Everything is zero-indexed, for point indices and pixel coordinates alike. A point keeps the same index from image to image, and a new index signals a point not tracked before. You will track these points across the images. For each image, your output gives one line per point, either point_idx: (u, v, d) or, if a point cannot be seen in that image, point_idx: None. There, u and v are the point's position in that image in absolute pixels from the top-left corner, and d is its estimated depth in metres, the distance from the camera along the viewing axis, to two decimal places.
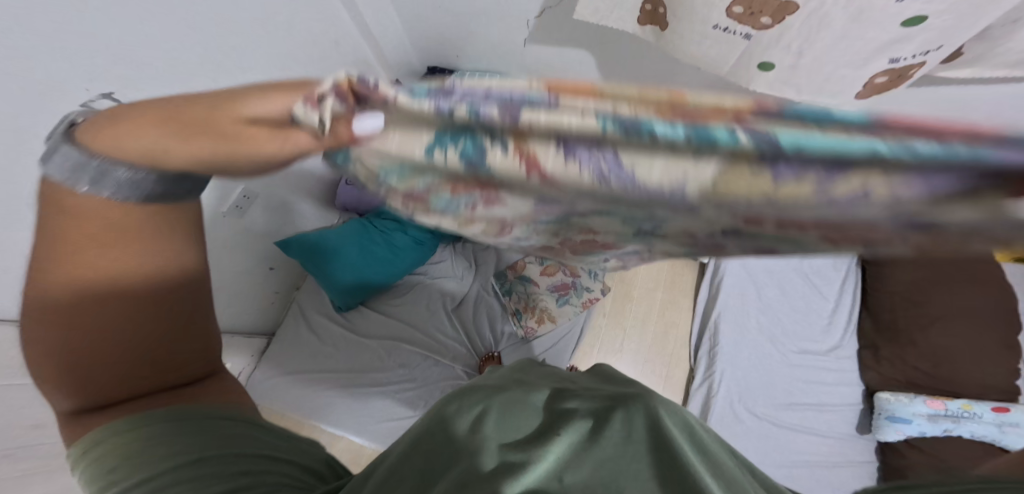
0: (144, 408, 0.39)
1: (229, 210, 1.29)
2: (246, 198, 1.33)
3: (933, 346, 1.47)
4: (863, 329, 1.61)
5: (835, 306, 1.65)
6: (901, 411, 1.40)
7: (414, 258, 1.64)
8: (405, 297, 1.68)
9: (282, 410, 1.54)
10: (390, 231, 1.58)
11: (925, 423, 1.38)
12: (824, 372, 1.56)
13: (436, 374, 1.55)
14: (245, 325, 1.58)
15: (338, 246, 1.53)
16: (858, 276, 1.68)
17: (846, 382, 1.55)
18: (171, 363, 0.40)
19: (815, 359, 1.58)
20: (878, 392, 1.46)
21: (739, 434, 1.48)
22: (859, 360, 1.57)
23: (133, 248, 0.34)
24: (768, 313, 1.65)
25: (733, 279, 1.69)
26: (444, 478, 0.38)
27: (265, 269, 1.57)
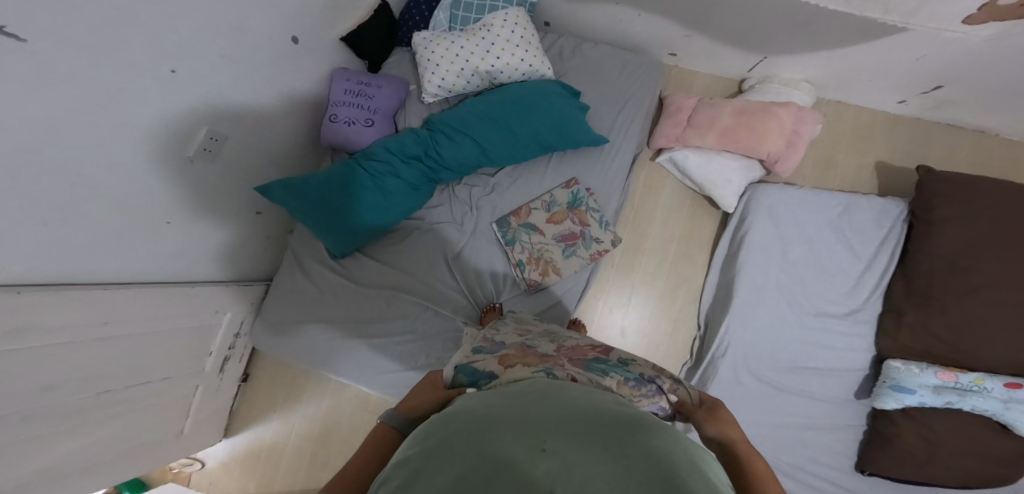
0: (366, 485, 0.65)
1: (198, 153, 1.17)
2: (216, 141, 1.20)
3: (964, 316, 1.32)
4: (890, 296, 1.45)
5: (866, 267, 1.47)
6: (908, 381, 1.34)
7: (409, 205, 1.43)
8: (403, 243, 1.53)
9: (284, 353, 1.56)
10: (381, 176, 1.39)
11: (929, 395, 1.33)
12: (834, 336, 1.47)
13: (437, 326, 1.46)
14: (240, 274, 1.54)
15: (324, 192, 1.35)
16: (902, 233, 1.46)
17: (858, 347, 1.46)
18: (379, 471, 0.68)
19: (830, 321, 1.47)
20: (887, 359, 1.39)
21: (737, 397, 1.48)
22: (877, 325, 1.45)
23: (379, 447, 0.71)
24: (789, 273, 1.49)
25: (760, 234, 1.50)
26: (487, 465, 0.50)
27: (253, 215, 1.48)
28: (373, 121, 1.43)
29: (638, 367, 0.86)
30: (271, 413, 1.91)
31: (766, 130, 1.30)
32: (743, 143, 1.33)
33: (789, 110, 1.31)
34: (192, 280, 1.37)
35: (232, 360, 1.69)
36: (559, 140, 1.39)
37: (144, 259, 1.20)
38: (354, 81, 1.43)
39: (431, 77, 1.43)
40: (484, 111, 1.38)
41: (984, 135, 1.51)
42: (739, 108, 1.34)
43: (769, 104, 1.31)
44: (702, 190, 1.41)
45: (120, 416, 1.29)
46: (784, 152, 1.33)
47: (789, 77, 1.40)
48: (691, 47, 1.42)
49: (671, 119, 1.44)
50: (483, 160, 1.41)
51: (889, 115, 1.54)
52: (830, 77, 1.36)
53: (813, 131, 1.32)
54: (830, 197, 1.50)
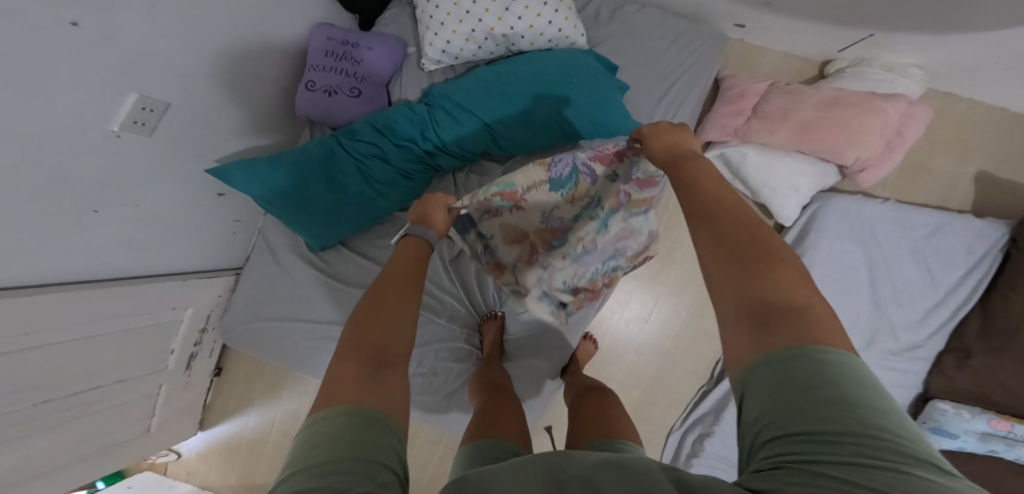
0: (389, 298, 0.67)
1: (126, 126, 0.86)
2: (153, 111, 0.89)
3: None
4: (963, 334, 1.23)
5: (942, 298, 1.25)
6: (951, 425, 1.19)
7: (403, 195, 1.20)
8: (394, 239, 1.29)
9: (256, 353, 1.36)
10: (366, 159, 1.15)
11: (972, 442, 1.17)
12: (888, 373, 1.28)
13: (432, 333, 1.32)
14: (204, 263, 1.31)
15: (297, 178, 1.10)
16: (994, 264, 1.22)
17: (909, 385, 1.28)
18: (403, 291, 0.69)
19: (886, 357, 1.27)
20: (933, 399, 1.23)
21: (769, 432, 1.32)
22: (936, 363, 1.26)
23: (413, 274, 0.73)
24: (849, 300, 1.27)
25: (824, 254, 1.25)
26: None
27: (216, 198, 1.20)
28: (361, 91, 1.18)
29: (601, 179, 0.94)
30: (247, 410, 1.75)
31: (863, 128, 1.03)
32: (826, 145, 1.06)
33: (897, 105, 1.04)
34: (143, 275, 1.14)
35: (200, 355, 1.51)
36: (587, 127, 1.13)
37: (83, 256, 0.96)
38: (339, 40, 1.17)
39: (434, 39, 1.15)
40: (498, 86, 1.12)
41: None
42: (826, 98, 1.07)
43: (871, 96, 1.04)
44: (756, 196, 1.15)
45: (68, 431, 1.10)
46: (878, 158, 1.07)
47: (895, 61, 1.11)
48: (769, 19, 1.13)
49: (729, 106, 1.16)
50: (492, 146, 1.16)
51: (1007, 113, 1.26)
52: (954, 62, 1.07)
53: (920, 133, 1.06)
54: (922, 215, 1.23)
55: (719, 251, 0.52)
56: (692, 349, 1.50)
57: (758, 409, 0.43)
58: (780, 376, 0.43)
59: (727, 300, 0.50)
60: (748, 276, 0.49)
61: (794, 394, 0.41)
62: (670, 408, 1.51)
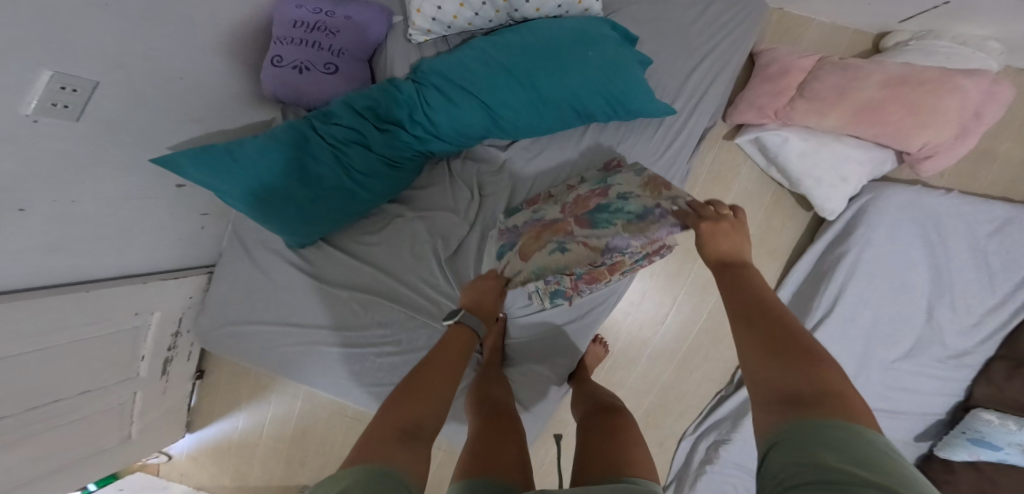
0: (434, 370, 0.79)
1: (43, 111, 0.70)
2: (76, 91, 0.73)
3: None
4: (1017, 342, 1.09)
5: (1001, 301, 1.10)
6: (992, 435, 1.04)
7: (389, 186, 1.06)
8: (383, 234, 1.14)
9: (236, 358, 1.19)
10: (346, 145, 1.01)
11: (1017, 455, 1.03)
12: (927, 380, 1.16)
13: (425, 339, 1.10)
14: (171, 260, 1.13)
15: (266, 166, 0.95)
16: None
17: (947, 393, 1.16)
18: (444, 369, 0.81)
19: (925, 361, 1.16)
20: (976, 409, 1.08)
21: None
22: (983, 371, 1.13)
23: (454, 357, 0.85)
24: (892, 301, 1.13)
25: (873, 250, 1.11)
26: None
27: (175, 189, 1.03)
28: (337, 67, 1.02)
29: (643, 198, 0.86)
30: (231, 412, 1.49)
31: (934, 112, 0.88)
32: (890, 128, 0.90)
33: (979, 80, 0.87)
34: (97, 278, 0.96)
35: (177, 360, 1.28)
36: (603, 108, 0.98)
37: (13, 262, 0.78)
38: (310, 7, 1.01)
39: (422, 3, 0.98)
40: (497, 60, 0.96)
41: None
42: (892, 76, 0.90)
43: (948, 71, 0.87)
44: (794, 187, 1.01)
45: (23, 465, 0.92)
46: (949, 144, 0.91)
47: (968, 34, 0.94)
48: None
49: (768, 85, 0.99)
50: (492, 131, 1.01)
51: None
52: None
53: (1000, 113, 0.90)
54: (986, 208, 1.08)
55: (756, 338, 0.55)
56: (711, 352, 1.37)
57: (781, 464, 0.42)
58: (809, 434, 0.43)
59: (766, 380, 0.51)
60: (784, 362, 0.51)
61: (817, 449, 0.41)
62: (683, 415, 1.38)
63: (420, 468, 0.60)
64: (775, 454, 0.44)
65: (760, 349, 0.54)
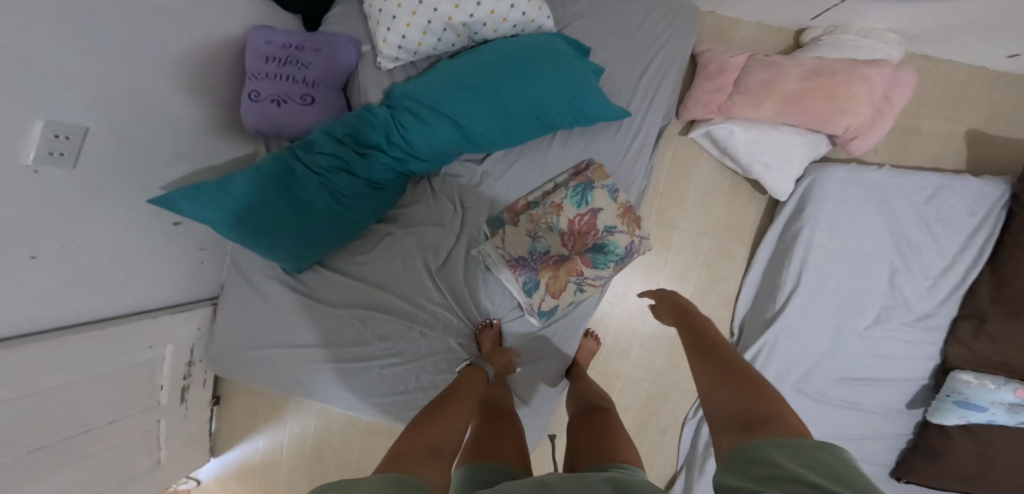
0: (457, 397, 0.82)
1: (42, 160, 0.76)
2: (68, 137, 0.79)
3: None
4: (974, 301, 1.18)
5: (952, 261, 1.19)
6: (977, 397, 1.14)
7: (375, 206, 1.13)
8: (374, 253, 1.20)
9: (247, 379, 1.24)
10: (331, 171, 1.07)
11: (1001, 414, 1.12)
12: (904, 345, 1.24)
13: (426, 348, 1.17)
14: (171, 296, 1.15)
15: (256, 197, 1.01)
16: (998, 224, 1.16)
17: (921, 356, 1.24)
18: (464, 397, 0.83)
19: (892, 327, 1.24)
20: (955, 371, 1.18)
21: None
22: (951, 331, 1.21)
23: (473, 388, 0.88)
24: (854, 273, 1.22)
25: (823, 225, 1.20)
26: None
27: (170, 227, 1.06)
28: (313, 98, 1.09)
29: (625, 233, 1.16)
30: (251, 434, 1.50)
31: (848, 97, 0.97)
32: (813, 115, 1.00)
33: (881, 70, 0.98)
34: (107, 317, 1.00)
35: (194, 387, 1.30)
36: (565, 115, 1.05)
37: (23, 304, 0.81)
38: (280, 42, 1.07)
39: (388, 34, 1.06)
40: (463, 80, 1.03)
41: None
42: (807, 69, 1.00)
43: (853, 63, 0.97)
44: (748, 174, 1.10)
45: None
46: (868, 125, 1.01)
47: (869, 27, 1.04)
48: None
49: (709, 82, 1.08)
50: (467, 145, 1.08)
51: (987, 72, 1.21)
52: (927, 25, 1.00)
53: (907, 98, 1.01)
54: (917, 178, 1.19)
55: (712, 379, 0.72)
56: None
57: (762, 472, 0.51)
58: (771, 447, 0.54)
59: (722, 409, 0.65)
60: (736, 393, 0.66)
61: (775, 454, 0.52)
62: (683, 399, 1.44)
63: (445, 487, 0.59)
64: (741, 464, 0.54)
65: (716, 385, 0.70)
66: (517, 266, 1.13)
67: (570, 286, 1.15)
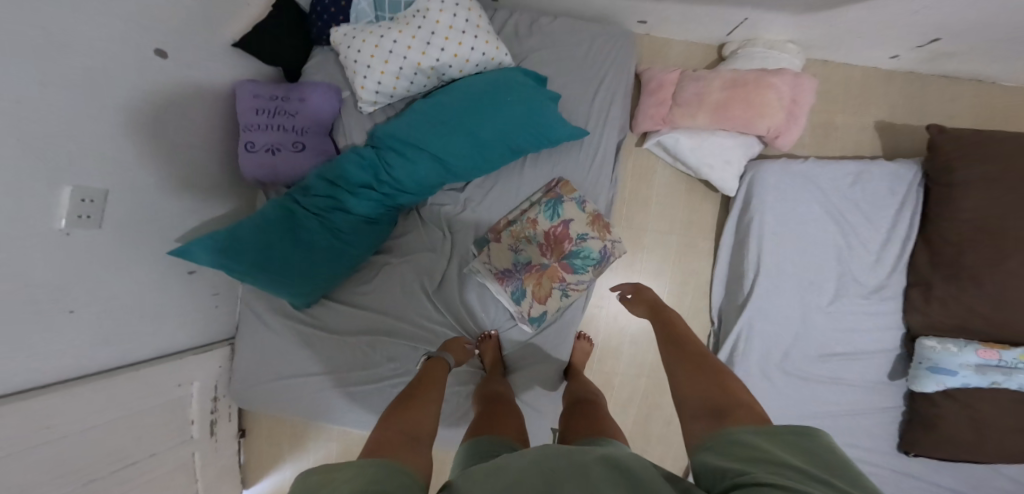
0: (425, 384, 0.89)
1: (73, 223, 0.87)
2: (93, 201, 0.90)
3: (1003, 288, 1.21)
4: (917, 269, 1.32)
5: (889, 233, 1.35)
6: (946, 362, 1.26)
7: (370, 239, 1.24)
8: (375, 282, 1.29)
9: (268, 409, 1.31)
10: (328, 212, 1.18)
11: (971, 375, 1.25)
12: (867, 316, 1.37)
13: None
14: (192, 338, 1.23)
15: (262, 241, 1.11)
16: (919, 198, 1.33)
17: (881, 327, 1.38)
18: (428, 384, 0.91)
19: (848, 302, 1.37)
20: (920, 338, 1.31)
21: (764, 393, 1.41)
22: (905, 300, 1.35)
23: (436, 376, 0.96)
24: (807, 255, 1.35)
25: (771, 214, 1.33)
26: None
27: (185, 276, 1.15)
28: (304, 144, 1.20)
29: (597, 239, 1.27)
30: (280, 464, 1.51)
31: (763, 102, 1.12)
32: (737, 121, 1.14)
33: (782, 79, 1.13)
34: (138, 362, 1.09)
35: (222, 421, 1.36)
36: (533, 141, 1.18)
37: (54, 354, 0.90)
38: (267, 95, 1.18)
39: (364, 81, 1.17)
40: (437, 118, 1.15)
41: (980, 87, 1.38)
42: (726, 79, 1.15)
43: (760, 74, 1.13)
44: (698, 176, 1.23)
45: None
46: (785, 125, 1.15)
47: (773, 39, 1.20)
48: (663, 14, 1.20)
49: (651, 97, 1.22)
50: (448, 176, 1.20)
51: (880, 72, 1.38)
52: (819, 34, 1.16)
53: (811, 99, 1.15)
54: (840, 167, 1.34)
55: (690, 369, 0.81)
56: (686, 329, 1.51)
57: (741, 452, 0.56)
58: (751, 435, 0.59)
59: (698, 395, 0.73)
60: (710, 383, 0.75)
61: (757, 440, 0.57)
62: None
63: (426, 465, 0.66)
64: (724, 446, 0.58)
65: (693, 375, 0.79)
66: (503, 279, 1.25)
67: (555, 292, 1.27)
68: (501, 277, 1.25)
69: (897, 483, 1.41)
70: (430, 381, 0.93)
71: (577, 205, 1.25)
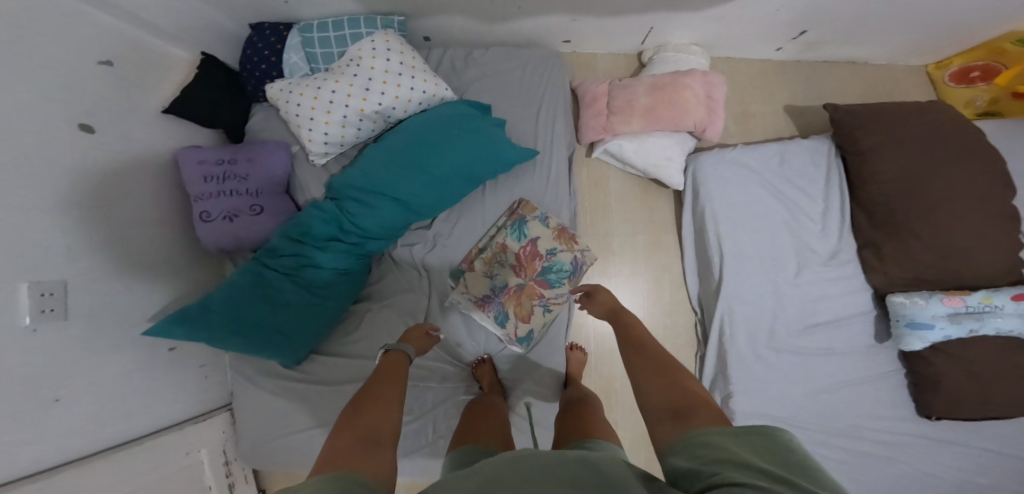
0: (386, 379, 0.84)
1: (37, 318, 0.86)
2: (54, 294, 0.89)
3: (938, 237, 1.36)
4: (859, 230, 1.45)
5: (827, 205, 1.48)
6: (920, 316, 1.35)
7: (347, 290, 1.26)
8: (359, 331, 1.27)
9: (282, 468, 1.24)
10: (298, 269, 1.20)
11: (947, 326, 1.33)
12: (832, 283, 1.45)
13: (433, 398, 1.26)
14: (188, 410, 1.17)
15: (236, 307, 1.11)
16: (840, 167, 1.49)
17: (852, 291, 1.46)
18: (389, 378, 0.85)
19: (811, 268, 1.45)
20: (890, 297, 1.40)
21: (762, 375, 1.42)
22: (862, 262, 1.45)
23: (399, 369, 0.90)
24: (763, 231, 1.44)
25: (720, 201, 1.44)
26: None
27: (165, 353, 1.11)
28: (261, 206, 1.24)
29: (566, 251, 1.34)
30: None
31: (682, 101, 1.26)
32: (664, 121, 1.28)
33: (694, 78, 1.29)
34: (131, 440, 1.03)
35: (239, 484, 1.28)
36: (487, 170, 1.26)
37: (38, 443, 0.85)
38: (212, 159, 1.21)
39: (311, 134, 1.24)
40: (390, 159, 1.21)
41: (855, 66, 1.61)
42: (648, 85, 1.29)
43: (675, 76, 1.28)
44: (648, 175, 1.34)
45: None
46: (707, 118, 1.29)
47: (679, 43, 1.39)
48: (581, 32, 1.36)
49: (589, 109, 1.35)
50: (411, 215, 1.26)
51: (773, 63, 1.59)
52: (714, 34, 1.36)
53: (723, 92, 1.30)
54: (764, 149, 1.48)
55: (645, 369, 0.81)
56: (674, 322, 1.53)
57: (711, 452, 0.56)
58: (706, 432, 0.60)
59: (653, 393, 0.74)
60: (664, 379, 0.76)
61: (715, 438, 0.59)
62: None
63: (385, 468, 0.61)
64: (692, 448, 0.58)
65: (647, 374, 0.80)
66: (484, 305, 1.28)
67: (537, 309, 1.30)
68: (482, 303, 1.28)
69: (909, 436, 1.43)
70: (393, 373, 0.87)
71: (541, 222, 1.32)
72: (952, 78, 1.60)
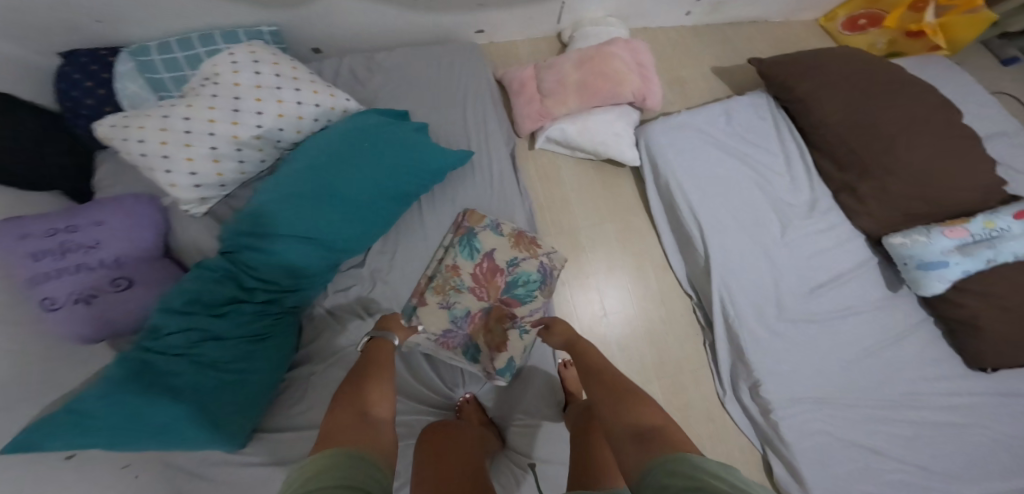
0: (374, 367, 0.80)
1: None
2: None
3: (912, 167, 1.28)
4: (828, 175, 1.38)
5: (785, 154, 1.41)
6: (928, 255, 1.22)
7: (271, 358, 1.01)
8: (308, 398, 1.04)
9: None
10: (195, 346, 0.93)
11: (962, 260, 1.21)
12: (822, 236, 1.33)
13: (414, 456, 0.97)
14: None
15: (110, 411, 0.80)
16: (784, 119, 1.45)
17: (845, 239, 1.33)
18: (376, 365, 0.82)
19: (791, 222, 1.33)
20: (887, 241, 1.28)
21: (781, 353, 1.22)
22: (844, 209, 1.35)
23: (386, 355, 0.86)
24: (730, 192, 1.35)
25: (680, 168, 1.35)
26: None
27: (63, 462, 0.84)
28: (129, 278, 0.98)
29: (530, 259, 1.21)
30: None
31: (614, 69, 1.25)
32: (601, 95, 1.25)
33: (621, 47, 1.28)
34: None
35: None
36: (410, 183, 1.14)
37: None
38: (45, 231, 0.93)
39: (172, 177, 1.01)
40: (293, 192, 1.04)
41: (759, 26, 1.68)
42: (577, 58, 1.28)
43: (600, 47, 1.28)
44: (598, 154, 1.29)
45: None
46: (645, 85, 1.28)
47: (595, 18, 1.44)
48: (496, 20, 1.38)
49: (520, 97, 1.30)
50: (331, 253, 1.07)
51: (688, 28, 1.62)
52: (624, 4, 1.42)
53: (650, 57, 1.31)
54: (707, 112, 1.44)
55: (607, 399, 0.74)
56: (669, 310, 1.35)
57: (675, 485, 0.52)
58: (674, 482, 0.53)
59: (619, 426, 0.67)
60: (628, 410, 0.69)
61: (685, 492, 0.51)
62: (702, 382, 1.29)
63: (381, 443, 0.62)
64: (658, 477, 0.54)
65: (610, 402, 0.73)
66: (449, 341, 1.12)
67: (511, 333, 1.14)
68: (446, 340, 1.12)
69: (963, 386, 1.25)
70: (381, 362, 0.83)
71: (493, 234, 1.20)
72: (845, 27, 1.67)
